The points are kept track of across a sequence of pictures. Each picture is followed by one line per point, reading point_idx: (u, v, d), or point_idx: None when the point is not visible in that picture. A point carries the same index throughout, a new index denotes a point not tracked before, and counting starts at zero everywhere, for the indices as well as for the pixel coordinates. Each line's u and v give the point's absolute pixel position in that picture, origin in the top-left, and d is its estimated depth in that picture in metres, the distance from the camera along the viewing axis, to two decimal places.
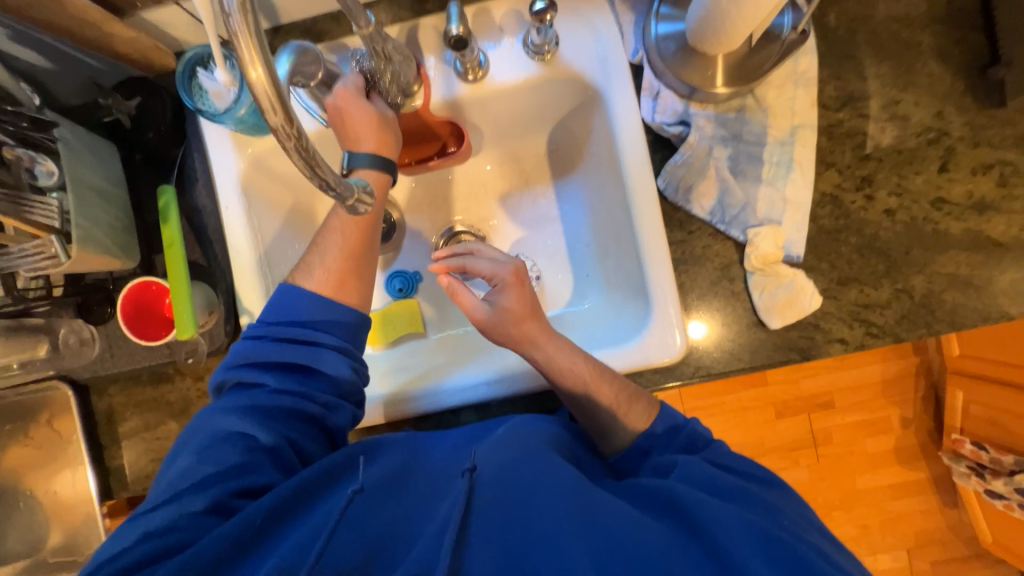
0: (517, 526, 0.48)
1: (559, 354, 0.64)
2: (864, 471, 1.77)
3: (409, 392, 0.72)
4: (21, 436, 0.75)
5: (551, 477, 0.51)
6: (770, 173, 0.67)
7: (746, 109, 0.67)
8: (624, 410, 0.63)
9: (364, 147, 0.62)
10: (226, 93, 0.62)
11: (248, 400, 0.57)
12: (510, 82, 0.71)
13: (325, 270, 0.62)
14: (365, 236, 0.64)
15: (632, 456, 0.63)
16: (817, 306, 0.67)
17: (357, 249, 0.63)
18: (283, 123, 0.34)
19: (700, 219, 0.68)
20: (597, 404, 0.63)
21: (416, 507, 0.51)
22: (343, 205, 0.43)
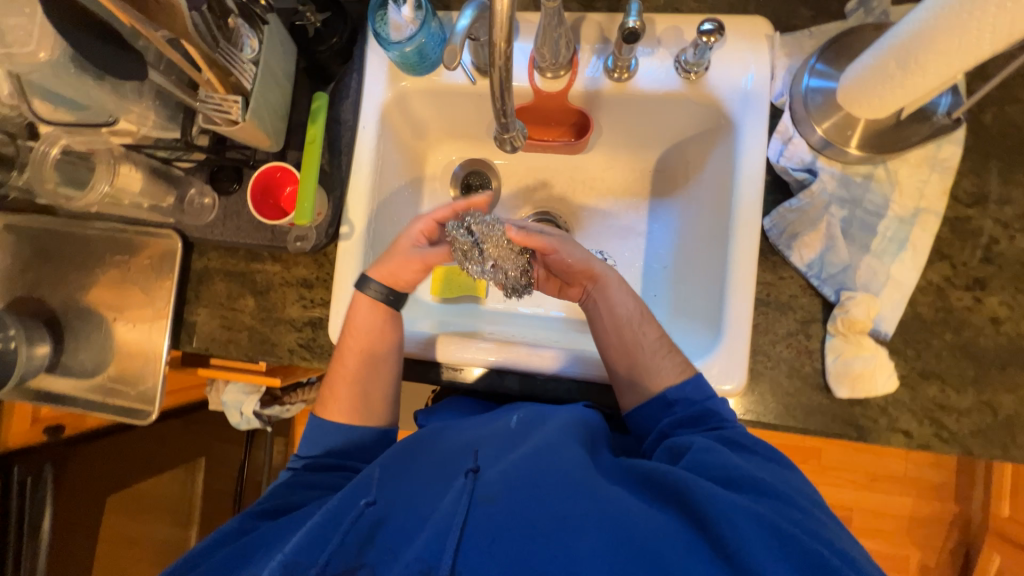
0: (519, 513, 0.50)
1: (624, 289, 0.70)
2: None
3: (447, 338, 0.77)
4: (126, 270, 0.84)
5: (555, 472, 0.53)
6: (880, 246, 0.66)
7: (874, 178, 0.68)
8: (662, 354, 0.67)
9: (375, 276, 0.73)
10: (404, 28, 0.70)
11: (298, 480, 0.69)
12: (650, 90, 0.74)
13: (332, 397, 0.73)
14: (366, 365, 0.72)
15: (654, 407, 0.65)
16: (890, 391, 0.65)
17: (357, 375, 0.72)
18: (502, 40, 0.46)
19: (795, 268, 0.68)
20: (643, 344, 0.67)
21: (422, 493, 0.56)
22: (502, 132, 0.62)
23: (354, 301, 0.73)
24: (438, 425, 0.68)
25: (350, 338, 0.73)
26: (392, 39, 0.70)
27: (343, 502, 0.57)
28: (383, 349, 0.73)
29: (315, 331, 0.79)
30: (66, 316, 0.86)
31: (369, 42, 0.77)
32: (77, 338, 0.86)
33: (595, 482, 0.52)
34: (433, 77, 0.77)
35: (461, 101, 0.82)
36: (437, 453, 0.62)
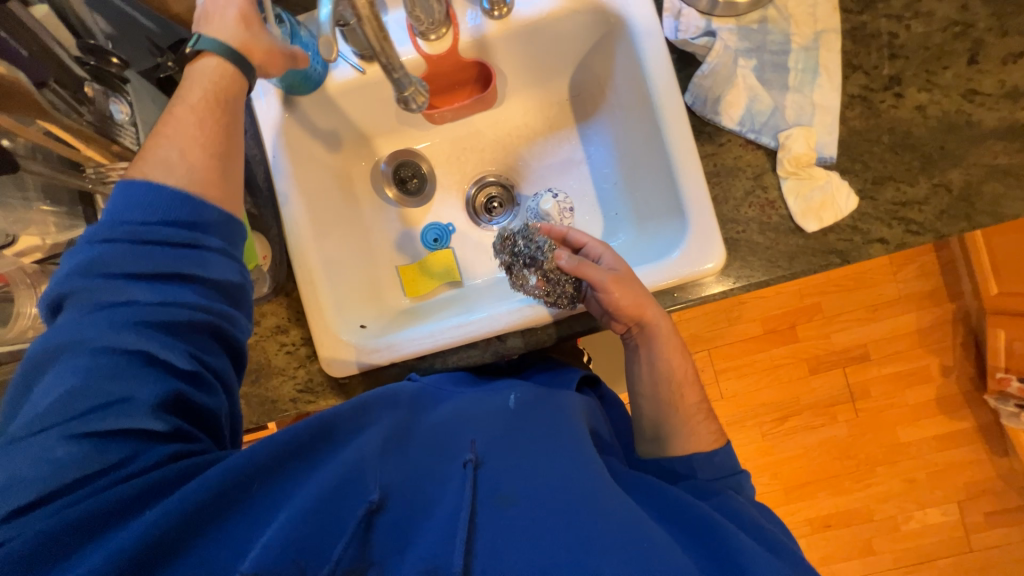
0: (531, 510, 0.49)
1: (676, 351, 0.71)
2: (906, 424, 1.73)
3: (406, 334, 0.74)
4: None
5: (558, 481, 0.51)
6: (797, 80, 0.68)
7: (768, 19, 0.69)
8: (697, 420, 0.70)
9: (205, 63, 0.58)
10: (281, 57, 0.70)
11: (127, 318, 0.48)
12: (533, 16, 0.73)
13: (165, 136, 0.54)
14: (218, 127, 0.57)
15: (681, 463, 0.66)
16: (854, 208, 0.68)
17: (205, 142, 0.55)
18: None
19: (730, 130, 0.69)
20: (682, 402, 0.70)
21: (418, 479, 0.52)
22: (400, 97, 0.58)
23: (203, 58, 0.59)
24: (421, 399, 0.63)
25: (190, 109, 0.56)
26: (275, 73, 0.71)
27: (341, 483, 0.47)
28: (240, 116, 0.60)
29: (309, 372, 0.77)
30: None
31: None
32: None
33: (603, 487, 0.52)
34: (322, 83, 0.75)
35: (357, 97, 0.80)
36: (428, 438, 0.56)
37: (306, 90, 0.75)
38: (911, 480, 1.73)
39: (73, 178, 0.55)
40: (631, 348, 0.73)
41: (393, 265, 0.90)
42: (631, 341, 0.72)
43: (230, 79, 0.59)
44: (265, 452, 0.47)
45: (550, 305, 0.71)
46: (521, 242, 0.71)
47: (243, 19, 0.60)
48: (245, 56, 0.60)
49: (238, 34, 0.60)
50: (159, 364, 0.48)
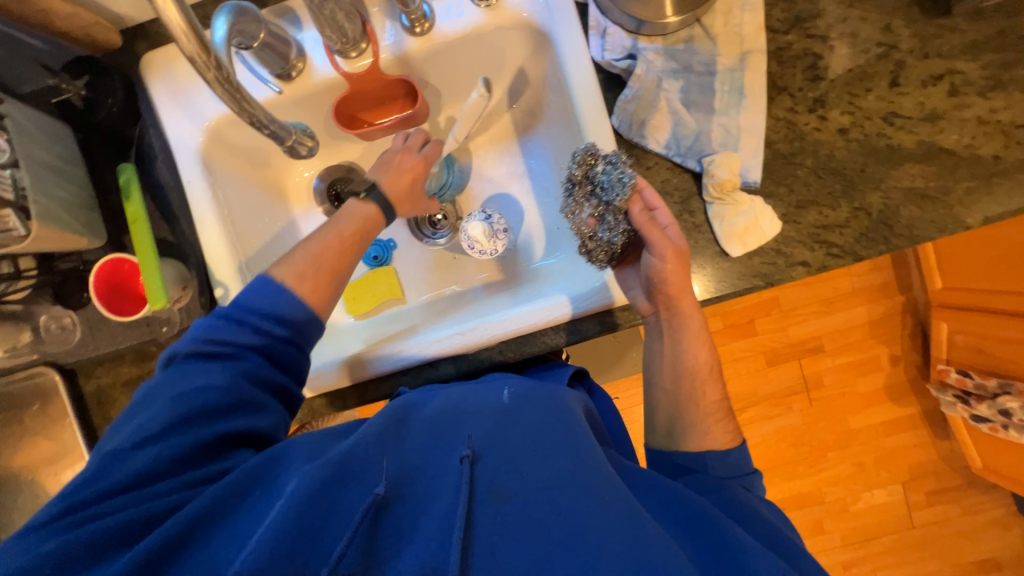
0: (528, 506, 0.48)
1: (699, 338, 0.67)
2: (856, 411, 1.81)
3: (363, 355, 0.74)
4: (16, 423, 0.77)
5: (556, 478, 0.50)
6: (723, 102, 0.67)
7: (694, 39, 0.67)
8: (714, 418, 0.67)
9: (362, 205, 0.68)
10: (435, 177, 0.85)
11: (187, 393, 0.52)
12: (456, 32, 0.70)
13: (298, 256, 0.63)
14: (344, 259, 0.64)
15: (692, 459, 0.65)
16: (778, 232, 0.68)
17: (327, 280, 0.62)
18: (203, 58, 0.42)
19: (657, 153, 0.68)
20: (699, 404, 0.67)
21: (415, 476, 0.51)
22: (282, 143, 0.60)
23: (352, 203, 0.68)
24: (412, 398, 0.62)
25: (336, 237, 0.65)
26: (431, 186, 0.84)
27: (336, 479, 0.47)
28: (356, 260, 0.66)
29: None
30: None
31: (149, 93, 0.70)
32: None
33: (593, 476, 0.51)
34: None
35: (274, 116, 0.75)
36: (424, 434, 0.55)
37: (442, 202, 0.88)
38: (860, 464, 1.81)
39: None
40: (652, 333, 0.70)
41: None
42: (651, 327, 0.70)
43: (371, 221, 0.67)
44: (252, 462, 0.50)
45: (585, 250, 0.67)
46: (601, 169, 0.64)
47: (410, 159, 0.72)
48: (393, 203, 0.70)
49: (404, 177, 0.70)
50: (215, 412, 0.52)
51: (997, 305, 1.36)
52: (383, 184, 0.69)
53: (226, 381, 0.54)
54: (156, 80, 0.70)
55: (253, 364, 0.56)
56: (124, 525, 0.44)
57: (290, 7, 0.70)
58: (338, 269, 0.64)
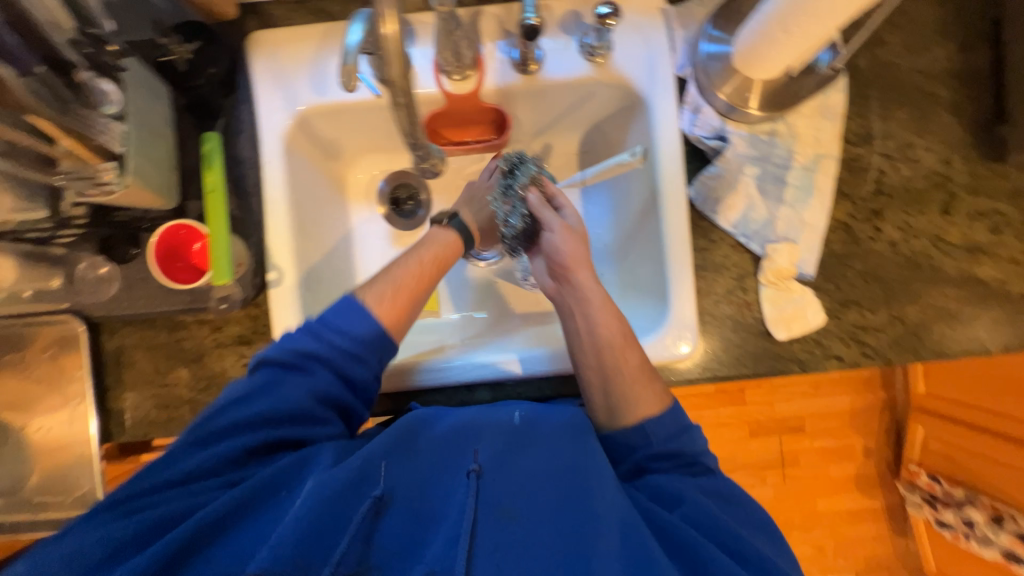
0: (534, 528, 0.52)
1: (604, 305, 0.67)
2: (825, 495, 1.85)
3: (403, 364, 0.74)
4: (24, 368, 0.73)
5: (557, 499, 0.55)
6: (792, 195, 0.72)
7: (777, 133, 0.72)
8: (643, 384, 0.64)
9: (448, 232, 0.72)
10: None
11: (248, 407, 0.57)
12: (561, 79, 0.73)
13: (389, 273, 0.66)
14: (426, 284, 0.67)
15: (633, 437, 0.63)
16: (821, 324, 0.72)
17: (405, 302, 0.65)
18: (398, 74, 0.48)
19: (724, 230, 0.72)
20: (625, 366, 0.64)
21: (421, 485, 0.56)
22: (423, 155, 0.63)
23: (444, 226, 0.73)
24: (429, 409, 0.63)
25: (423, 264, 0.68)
26: None
27: (347, 492, 0.52)
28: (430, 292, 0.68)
29: None
30: None
31: (254, 71, 0.71)
32: None
33: (597, 496, 0.55)
34: (332, 96, 0.72)
35: (364, 115, 0.77)
36: (433, 448, 0.58)
37: None
38: (820, 547, 1.85)
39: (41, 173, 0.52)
40: (566, 313, 0.69)
41: None
42: (562, 307, 0.70)
43: (451, 250, 0.71)
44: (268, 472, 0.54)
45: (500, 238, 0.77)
46: (504, 163, 0.75)
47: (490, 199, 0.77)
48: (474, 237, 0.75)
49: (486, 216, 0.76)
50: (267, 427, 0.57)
51: (1000, 428, 1.38)
52: (466, 216, 0.75)
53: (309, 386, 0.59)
54: (261, 60, 0.71)
55: (318, 380, 0.60)
56: (166, 516, 0.50)
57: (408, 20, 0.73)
58: (417, 290, 0.66)
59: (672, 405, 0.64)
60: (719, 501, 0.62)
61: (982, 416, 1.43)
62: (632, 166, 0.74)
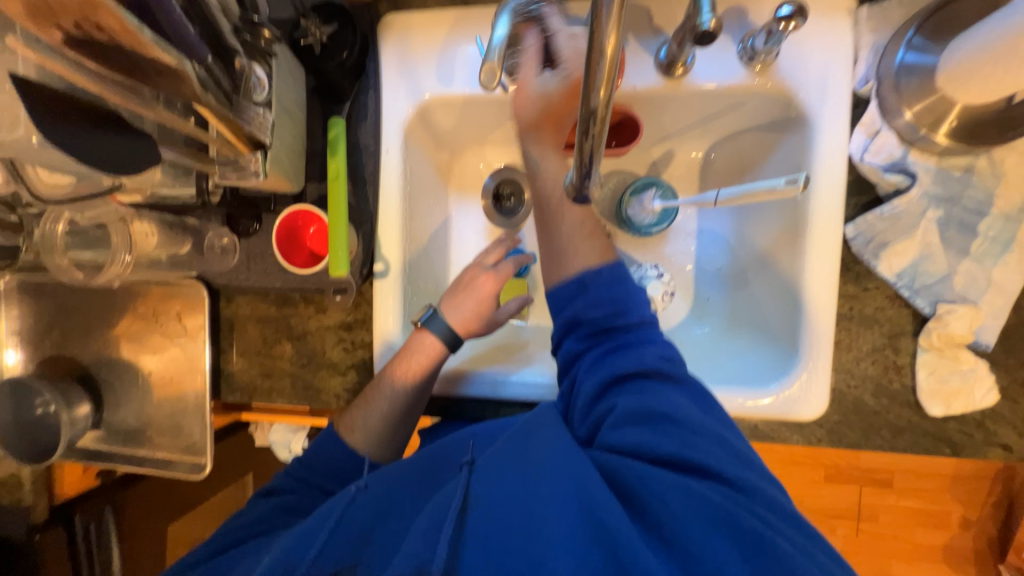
0: (506, 512, 0.47)
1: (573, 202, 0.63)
2: (903, 559, 1.63)
3: (491, 375, 0.70)
4: (153, 320, 0.80)
5: (513, 467, 0.50)
6: (981, 248, 0.60)
7: (974, 170, 0.60)
8: (582, 236, 0.62)
9: (450, 317, 0.68)
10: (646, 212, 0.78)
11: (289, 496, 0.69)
12: (710, 86, 0.64)
13: (377, 394, 0.68)
14: (411, 400, 0.68)
15: (569, 288, 0.61)
16: (990, 405, 0.60)
17: (394, 418, 0.68)
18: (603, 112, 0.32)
19: (882, 278, 0.62)
20: (562, 222, 0.62)
21: (404, 499, 0.56)
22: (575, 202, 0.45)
23: (475, 281, 0.70)
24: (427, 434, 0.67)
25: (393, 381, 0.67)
26: (643, 218, 0.78)
27: (336, 503, 0.59)
28: (423, 393, 0.68)
29: (359, 375, 0.76)
30: (100, 372, 0.84)
31: (383, 56, 0.69)
32: (116, 394, 0.84)
33: (536, 445, 0.52)
34: (456, 86, 0.69)
35: (484, 108, 0.73)
36: (414, 457, 0.59)
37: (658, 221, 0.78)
38: None
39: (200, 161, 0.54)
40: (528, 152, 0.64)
41: None
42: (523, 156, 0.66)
43: (433, 360, 0.67)
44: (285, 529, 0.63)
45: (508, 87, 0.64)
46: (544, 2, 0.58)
47: (481, 296, 0.69)
48: (460, 335, 0.69)
49: (469, 315, 0.69)
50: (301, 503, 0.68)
51: None
52: (448, 316, 0.69)
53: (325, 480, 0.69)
54: (392, 44, 0.69)
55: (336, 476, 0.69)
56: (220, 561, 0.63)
57: None
58: (404, 412, 0.68)
59: (614, 261, 0.61)
60: (639, 381, 0.55)
61: None
62: (786, 193, 0.59)
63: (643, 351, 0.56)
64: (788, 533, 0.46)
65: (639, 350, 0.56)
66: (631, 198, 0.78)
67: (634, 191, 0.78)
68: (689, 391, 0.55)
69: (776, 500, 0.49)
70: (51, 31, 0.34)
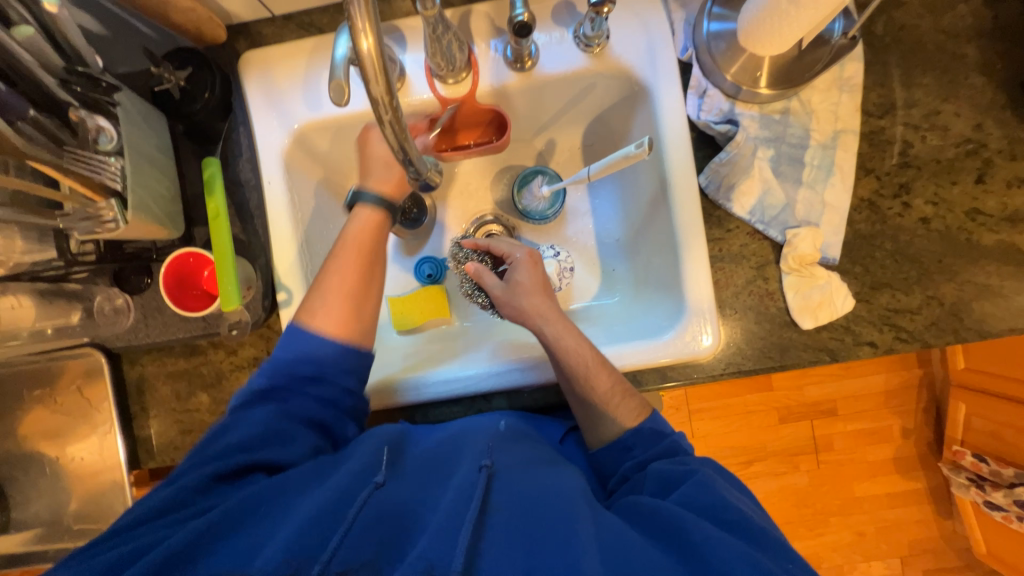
0: (532, 535, 0.46)
1: (598, 367, 0.63)
2: (863, 479, 1.73)
3: (420, 377, 0.71)
4: (48, 399, 0.75)
5: (546, 486, 0.51)
6: (811, 176, 0.68)
7: (790, 111, 0.69)
8: (616, 403, 0.63)
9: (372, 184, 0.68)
10: (539, 200, 0.83)
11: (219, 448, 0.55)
12: (558, 74, 0.71)
13: (319, 315, 0.63)
14: (365, 271, 0.66)
15: (615, 450, 0.63)
16: (850, 309, 0.68)
17: (356, 284, 0.65)
18: (384, 95, 0.37)
19: (739, 217, 0.69)
20: (595, 390, 0.63)
21: (417, 498, 0.51)
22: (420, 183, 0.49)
23: (358, 213, 0.67)
24: (413, 429, 0.62)
25: (347, 251, 0.66)
26: (536, 206, 0.83)
27: (333, 488, 0.50)
28: (379, 266, 0.68)
29: None
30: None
31: (247, 92, 0.71)
32: (23, 488, 0.77)
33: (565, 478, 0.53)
34: (325, 111, 0.71)
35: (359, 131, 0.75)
36: (424, 463, 0.55)
37: (544, 213, 0.83)
38: (861, 533, 1.73)
39: (42, 217, 0.53)
40: (547, 317, 0.66)
41: (384, 296, 0.84)
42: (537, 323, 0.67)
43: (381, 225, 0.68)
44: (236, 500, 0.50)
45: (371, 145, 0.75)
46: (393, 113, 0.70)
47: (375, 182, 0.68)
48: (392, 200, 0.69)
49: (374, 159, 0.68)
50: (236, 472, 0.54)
51: (1004, 389, 1.34)
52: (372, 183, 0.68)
53: (258, 437, 0.56)
54: (254, 80, 0.71)
55: (286, 418, 0.59)
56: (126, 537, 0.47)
57: (397, 27, 0.71)
58: (366, 268, 0.66)
59: (650, 415, 0.64)
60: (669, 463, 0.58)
61: (1001, 384, 1.35)
62: (639, 158, 0.65)
63: (677, 440, 0.62)
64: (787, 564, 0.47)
65: (674, 441, 0.62)
66: (522, 190, 0.83)
67: (522, 183, 0.84)
68: (712, 466, 0.59)
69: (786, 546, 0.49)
70: None
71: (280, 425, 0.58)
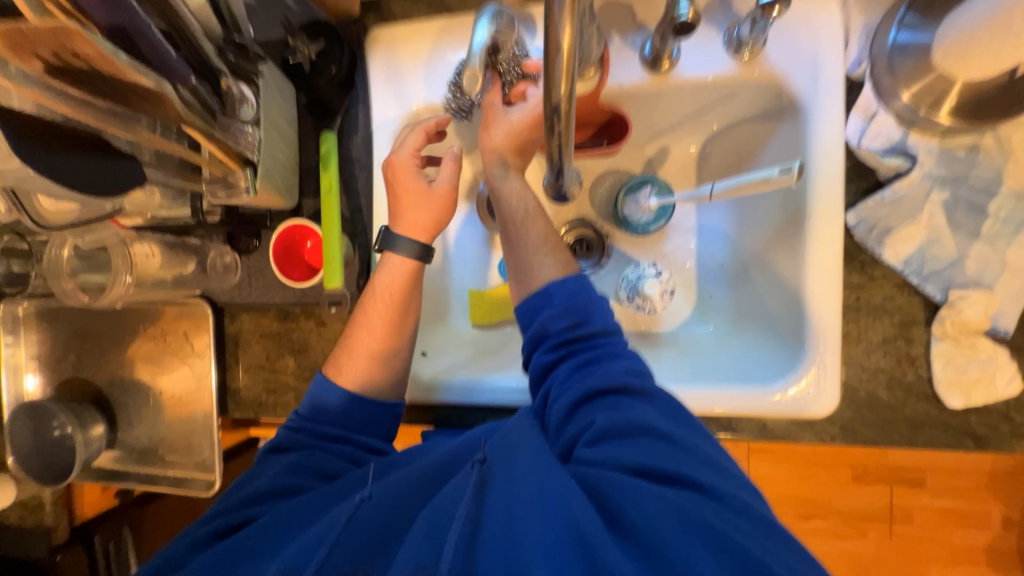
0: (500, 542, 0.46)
1: (540, 249, 0.61)
2: (943, 562, 1.48)
3: (493, 380, 0.69)
4: (160, 339, 0.81)
5: (512, 490, 0.49)
6: (993, 230, 0.57)
7: (980, 148, 0.58)
8: (547, 251, 0.60)
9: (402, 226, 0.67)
10: (642, 212, 0.76)
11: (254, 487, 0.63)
12: (697, 78, 0.64)
13: (354, 369, 0.68)
14: (393, 325, 0.68)
15: (535, 299, 0.58)
16: (1014, 394, 0.57)
17: (384, 342, 0.68)
18: (563, 100, 0.34)
19: (889, 266, 0.60)
20: (528, 235, 0.61)
21: (408, 506, 0.53)
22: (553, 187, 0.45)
23: (385, 260, 0.68)
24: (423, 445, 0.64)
25: (377, 302, 0.68)
26: (636, 217, 0.77)
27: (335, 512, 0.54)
28: (412, 312, 0.69)
29: None
30: (112, 393, 0.85)
31: (370, 69, 0.70)
32: (130, 413, 0.85)
33: (518, 476, 0.50)
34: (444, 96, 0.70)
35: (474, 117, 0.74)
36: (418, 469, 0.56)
37: (648, 224, 0.76)
38: None
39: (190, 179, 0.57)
40: (503, 175, 0.64)
41: (465, 288, 0.82)
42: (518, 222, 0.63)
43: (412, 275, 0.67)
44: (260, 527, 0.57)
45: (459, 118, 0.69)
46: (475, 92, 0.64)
47: (522, 169, 0.65)
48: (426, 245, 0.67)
49: (520, 136, 0.62)
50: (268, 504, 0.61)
51: None
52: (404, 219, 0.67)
53: (287, 478, 0.63)
54: (379, 57, 0.70)
55: (308, 457, 0.64)
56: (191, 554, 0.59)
57: (529, 13, 0.67)
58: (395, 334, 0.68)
59: (577, 272, 0.59)
60: (615, 397, 0.52)
61: None
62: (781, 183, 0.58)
63: (608, 367, 0.53)
64: (780, 552, 0.43)
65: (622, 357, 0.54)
66: (626, 197, 0.77)
67: (628, 190, 0.77)
68: (665, 401, 0.53)
69: (772, 522, 0.46)
70: (31, 60, 0.36)
71: (298, 472, 0.63)
